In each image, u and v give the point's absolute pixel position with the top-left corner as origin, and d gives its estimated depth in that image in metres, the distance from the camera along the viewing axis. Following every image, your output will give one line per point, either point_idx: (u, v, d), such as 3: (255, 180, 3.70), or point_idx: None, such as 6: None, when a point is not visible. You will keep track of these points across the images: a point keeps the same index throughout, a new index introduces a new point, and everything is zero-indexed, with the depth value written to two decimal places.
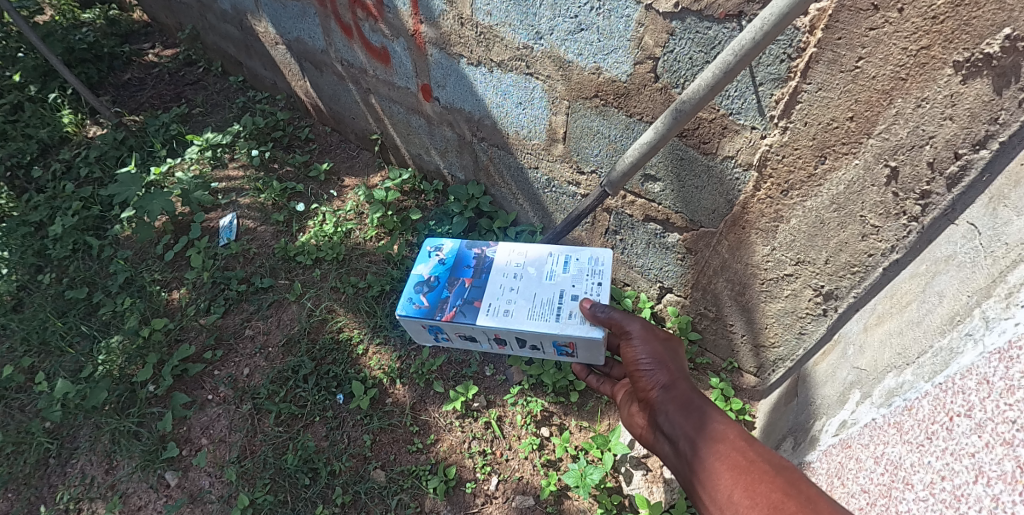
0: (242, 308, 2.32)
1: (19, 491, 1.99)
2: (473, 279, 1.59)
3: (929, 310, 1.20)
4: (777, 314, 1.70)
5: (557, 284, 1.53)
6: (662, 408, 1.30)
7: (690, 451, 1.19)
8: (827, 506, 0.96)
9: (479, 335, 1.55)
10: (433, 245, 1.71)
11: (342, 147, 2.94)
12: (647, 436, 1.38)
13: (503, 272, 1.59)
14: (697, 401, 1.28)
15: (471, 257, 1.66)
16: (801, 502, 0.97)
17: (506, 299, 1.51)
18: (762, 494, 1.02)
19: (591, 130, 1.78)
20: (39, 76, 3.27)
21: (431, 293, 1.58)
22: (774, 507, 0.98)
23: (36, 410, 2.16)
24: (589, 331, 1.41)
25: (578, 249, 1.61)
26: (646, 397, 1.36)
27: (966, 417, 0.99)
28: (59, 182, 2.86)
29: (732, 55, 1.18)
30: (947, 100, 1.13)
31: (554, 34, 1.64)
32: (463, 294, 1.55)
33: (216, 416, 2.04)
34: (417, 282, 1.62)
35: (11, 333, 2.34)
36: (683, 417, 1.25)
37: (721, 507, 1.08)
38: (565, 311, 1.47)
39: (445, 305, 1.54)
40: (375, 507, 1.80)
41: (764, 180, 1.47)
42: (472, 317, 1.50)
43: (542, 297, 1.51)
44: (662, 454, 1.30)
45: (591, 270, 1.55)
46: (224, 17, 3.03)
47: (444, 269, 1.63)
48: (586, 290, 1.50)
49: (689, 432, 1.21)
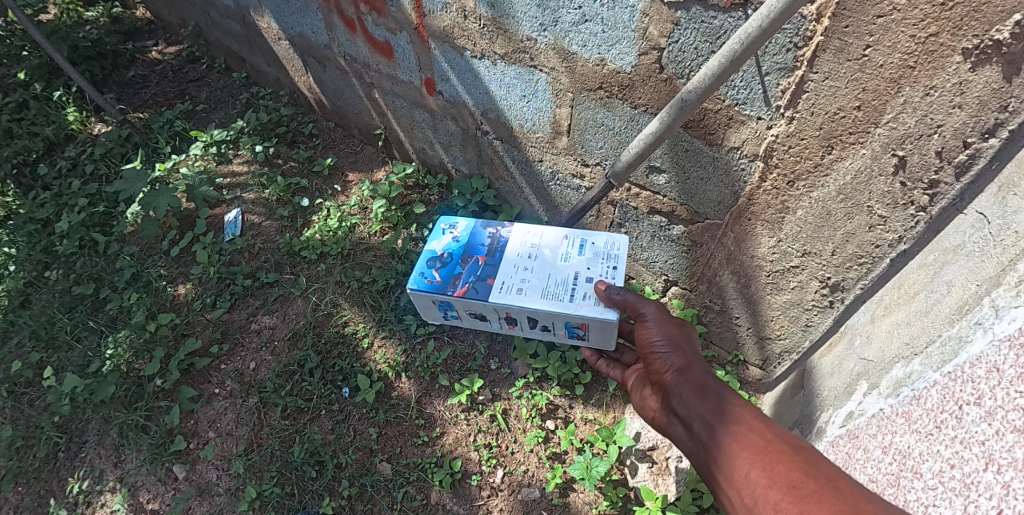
0: (247, 303, 2.32)
1: (30, 485, 2.02)
2: (487, 257, 1.60)
3: (938, 300, 1.19)
4: (783, 306, 1.69)
5: (571, 265, 1.55)
6: (676, 390, 1.29)
7: (705, 433, 1.17)
8: (847, 486, 0.95)
9: (490, 312, 1.57)
10: (447, 222, 1.72)
11: (346, 142, 2.94)
12: (659, 419, 1.37)
13: (518, 252, 1.60)
14: (712, 383, 1.26)
15: (485, 235, 1.67)
16: (821, 481, 0.96)
17: (520, 278, 1.53)
18: (781, 473, 1.01)
19: (595, 123, 1.77)
20: (44, 74, 3.28)
21: (444, 269, 1.60)
22: (793, 486, 0.97)
23: (45, 405, 2.18)
24: (603, 312, 1.45)
25: (594, 233, 1.62)
26: (660, 380, 1.35)
27: (975, 406, 0.99)
28: (65, 179, 2.88)
29: (738, 44, 1.17)
30: (956, 87, 1.12)
31: (558, 25, 1.63)
32: (477, 271, 1.57)
33: (222, 410, 2.05)
34: (430, 257, 1.63)
35: (20, 329, 2.36)
36: (697, 399, 1.23)
37: (737, 488, 1.06)
38: (579, 292, 1.49)
39: (458, 282, 1.56)
40: (382, 500, 1.81)
41: (771, 171, 1.46)
42: (485, 294, 1.52)
43: (557, 278, 1.52)
44: (675, 437, 1.28)
45: (607, 254, 1.56)
46: (227, 13, 3.03)
47: (457, 246, 1.64)
48: (600, 273, 1.52)
49: (704, 414, 1.20)
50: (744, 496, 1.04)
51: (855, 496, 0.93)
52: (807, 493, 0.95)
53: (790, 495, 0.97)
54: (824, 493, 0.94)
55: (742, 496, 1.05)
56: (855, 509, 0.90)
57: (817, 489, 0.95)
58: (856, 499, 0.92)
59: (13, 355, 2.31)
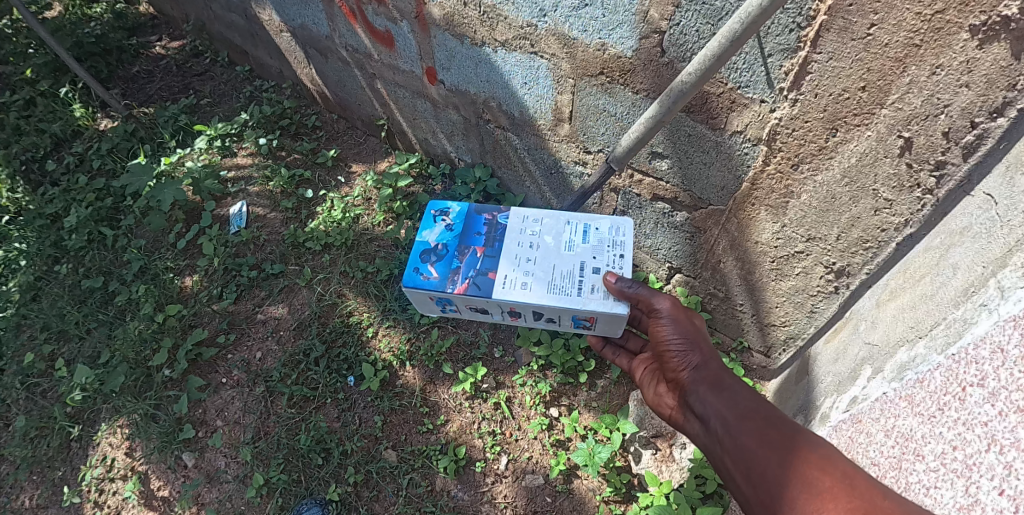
0: (254, 294, 2.34)
1: (44, 474, 2.06)
2: (485, 248, 1.58)
3: (944, 283, 1.17)
4: (788, 293, 1.68)
5: (576, 255, 1.52)
6: (693, 388, 1.30)
7: (721, 429, 1.19)
8: (863, 481, 0.98)
9: (493, 307, 1.55)
10: (438, 208, 1.69)
11: (350, 133, 2.94)
12: (675, 415, 1.38)
13: (517, 241, 1.57)
14: (728, 380, 1.28)
15: (481, 224, 1.64)
16: (838, 477, 0.99)
17: (523, 271, 1.51)
18: (798, 470, 1.03)
19: (597, 109, 1.76)
20: (50, 72, 3.31)
21: (440, 263, 1.57)
22: (810, 483, 1.00)
23: (58, 395, 2.22)
24: (613, 306, 1.43)
25: (597, 218, 1.60)
26: (677, 378, 1.36)
27: (979, 387, 0.99)
28: (73, 174, 2.90)
29: (739, 23, 1.15)
30: (963, 66, 1.09)
31: (559, 10, 1.61)
32: (476, 265, 1.54)
33: (230, 399, 2.07)
34: (424, 249, 1.61)
35: (31, 322, 2.40)
36: (714, 396, 1.25)
37: (754, 485, 1.08)
38: (587, 285, 1.47)
39: (457, 277, 1.54)
40: (387, 486, 1.84)
41: (774, 154, 1.44)
42: (488, 290, 1.49)
43: (562, 269, 1.50)
44: (690, 433, 1.30)
45: (612, 241, 1.55)
46: (230, 6, 3.03)
47: (453, 236, 1.62)
48: (607, 262, 1.50)
49: (721, 410, 1.22)
50: (761, 493, 1.07)
51: (870, 491, 0.95)
52: (824, 490, 0.98)
53: (807, 491, 0.99)
54: (840, 489, 0.97)
55: (759, 493, 1.07)
56: (870, 505, 0.93)
57: (833, 485, 0.98)
58: (871, 494, 0.95)
59: (27, 347, 2.35)
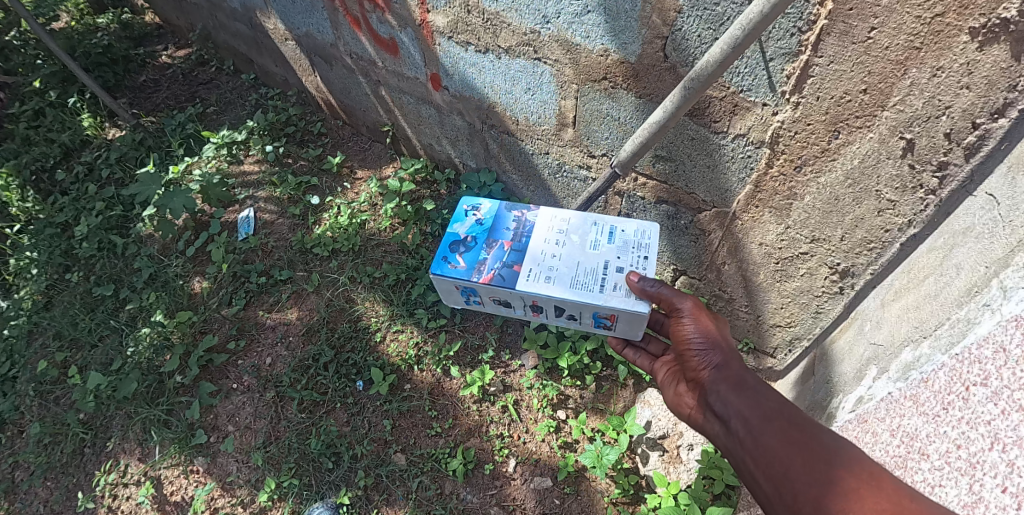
0: (263, 300, 2.37)
1: (58, 480, 2.09)
2: (513, 243, 1.59)
3: (947, 284, 1.18)
4: (793, 294, 1.69)
5: (601, 254, 1.53)
6: (714, 387, 1.30)
7: (743, 430, 1.19)
8: (892, 483, 0.96)
9: (516, 300, 1.55)
10: (469, 204, 1.71)
11: (354, 139, 2.98)
12: (694, 415, 1.38)
13: (545, 238, 1.58)
14: (750, 380, 1.27)
15: (510, 220, 1.65)
16: (863, 477, 0.98)
17: (548, 266, 1.51)
18: (823, 470, 1.02)
19: (600, 114, 1.78)
20: (59, 82, 3.33)
21: (468, 254, 1.59)
22: (834, 482, 0.99)
23: (70, 402, 2.25)
24: (635, 304, 1.42)
25: (624, 221, 1.60)
26: (698, 378, 1.36)
27: (982, 386, 1.00)
28: (83, 183, 2.94)
29: (740, 29, 1.16)
30: (963, 68, 1.10)
31: (561, 17, 1.63)
32: (503, 258, 1.56)
33: (241, 404, 2.10)
34: (453, 240, 1.63)
35: (44, 330, 2.44)
36: (735, 395, 1.25)
37: (776, 484, 1.08)
38: (609, 283, 1.46)
39: (483, 268, 1.54)
40: (398, 490, 1.85)
41: (777, 157, 1.46)
42: (512, 282, 1.50)
43: (586, 267, 1.50)
44: (710, 433, 1.29)
45: (637, 243, 1.54)
46: (235, 15, 3.06)
47: (482, 229, 1.64)
48: (631, 263, 1.50)
49: (742, 411, 1.21)
50: (784, 493, 1.05)
51: (897, 492, 0.94)
52: (849, 489, 0.97)
53: (831, 491, 0.98)
54: (864, 489, 0.96)
55: (780, 492, 1.07)
56: (897, 506, 0.92)
57: (857, 485, 0.97)
58: (900, 496, 0.93)
59: (39, 355, 2.39)
